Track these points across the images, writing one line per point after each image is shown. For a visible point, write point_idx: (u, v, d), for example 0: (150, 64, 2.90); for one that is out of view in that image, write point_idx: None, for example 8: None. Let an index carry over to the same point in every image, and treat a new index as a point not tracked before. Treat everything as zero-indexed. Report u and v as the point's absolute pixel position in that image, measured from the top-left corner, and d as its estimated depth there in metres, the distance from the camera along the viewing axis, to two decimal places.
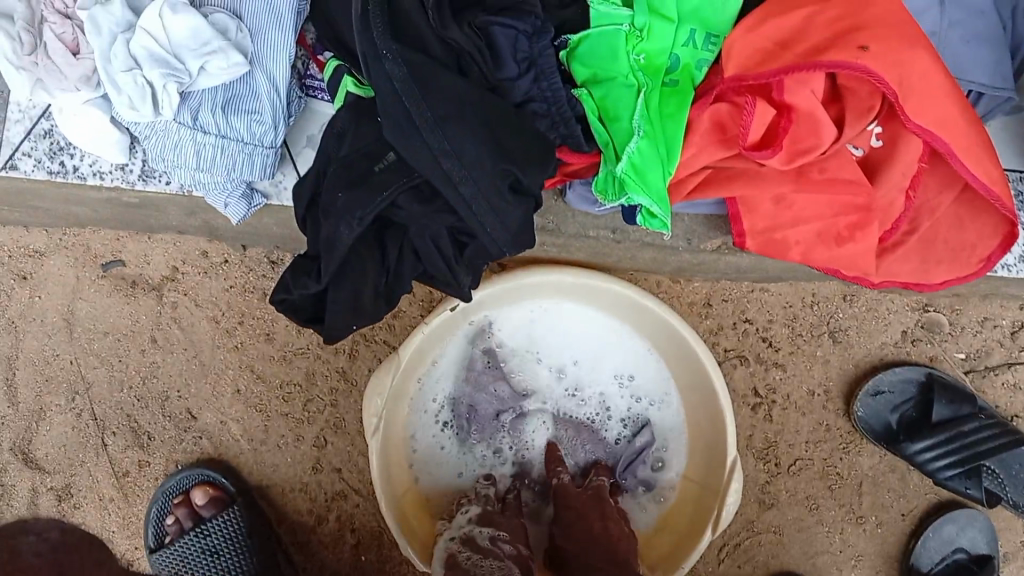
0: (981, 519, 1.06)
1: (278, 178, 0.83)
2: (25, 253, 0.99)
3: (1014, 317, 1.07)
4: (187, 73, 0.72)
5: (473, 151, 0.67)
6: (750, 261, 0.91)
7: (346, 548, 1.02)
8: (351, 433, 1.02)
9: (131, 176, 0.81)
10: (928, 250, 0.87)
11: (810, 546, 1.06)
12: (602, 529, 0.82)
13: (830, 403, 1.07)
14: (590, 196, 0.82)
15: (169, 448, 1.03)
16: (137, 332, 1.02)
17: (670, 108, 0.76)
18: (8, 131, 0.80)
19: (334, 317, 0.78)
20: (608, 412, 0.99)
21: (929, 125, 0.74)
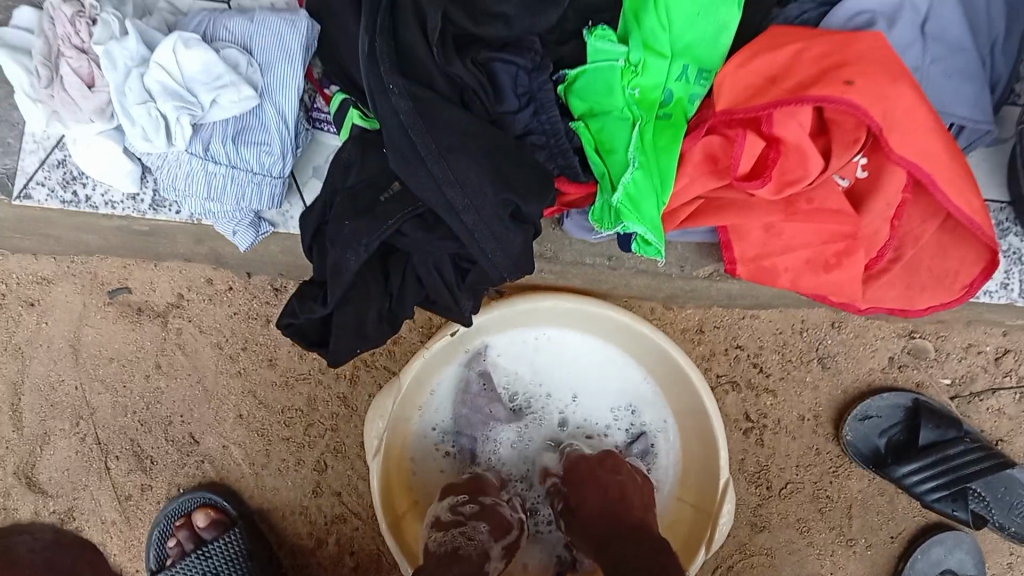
0: (969, 541, 1.08)
1: (285, 208, 0.85)
2: (34, 280, 1.02)
3: (998, 344, 1.10)
4: (199, 105, 0.75)
5: (475, 180, 0.69)
6: (740, 287, 0.94)
7: (345, 571, 1.04)
8: (351, 458, 1.03)
9: (142, 205, 0.83)
10: (912, 276, 0.90)
11: (802, 567, 1.08)
12: (580, 492, 0.87)
13: (820, 427, 1.09)
14: (587, 225, 0.85)
15: (170, 472, 1.04)
16: (141, 358, 1.03)
17: (665, 140, 0.80)
18: (23, 161, 0.83)
19: (338, 342, 0.81)
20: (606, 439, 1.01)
21: (913, 157, 0.77)
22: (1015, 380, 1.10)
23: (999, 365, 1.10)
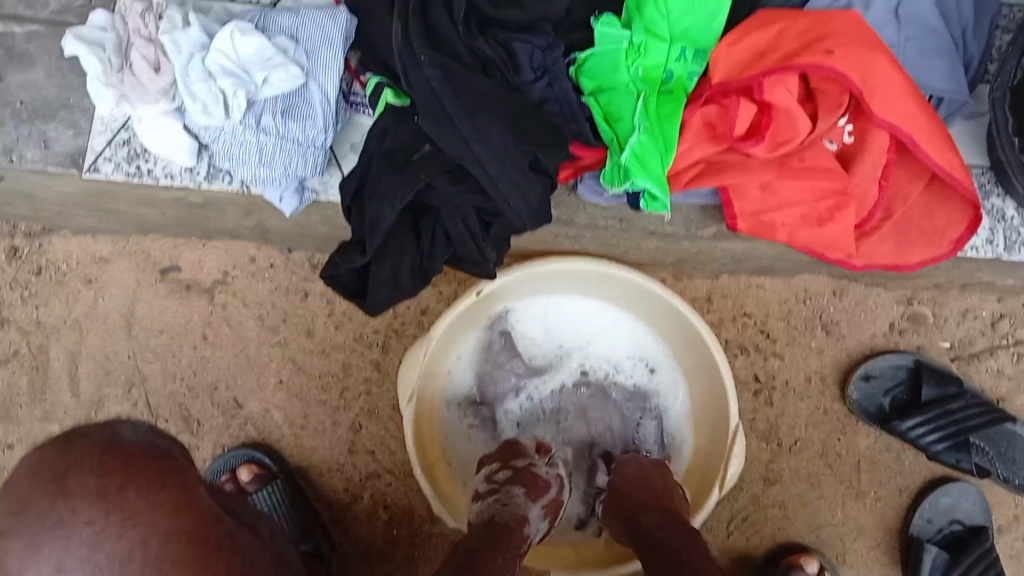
0: (974, 491, 1.15)
1: (325, 177, 0.93)
2: (92, 259, 1.11)
3: (993, 308, 1.16)
4: (253, 83, 0.84)
5: (500, 137, 0.78)
6: (743, 248, 1.02)
7: (379, 524, 1.11)
8: (383, 419, 1.12)
9: (198, 177, 0.92)
10: (903, 231, 0.96)
11: (815, 519, 1.15)
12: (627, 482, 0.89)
13: (826, 389, 1.16)
14: (599, 189, 0.92)
15: (217, 434, 1.12)
16: (189, 330, 1.12)
17: (667, 110, 0.87)
18: (92, 141, 0.92)
19: (376, 291, 0.90)
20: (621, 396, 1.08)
21: (893, 119, 0.85)
22: (1011, 341, 1.16)
23: (995, 328, 1.16)
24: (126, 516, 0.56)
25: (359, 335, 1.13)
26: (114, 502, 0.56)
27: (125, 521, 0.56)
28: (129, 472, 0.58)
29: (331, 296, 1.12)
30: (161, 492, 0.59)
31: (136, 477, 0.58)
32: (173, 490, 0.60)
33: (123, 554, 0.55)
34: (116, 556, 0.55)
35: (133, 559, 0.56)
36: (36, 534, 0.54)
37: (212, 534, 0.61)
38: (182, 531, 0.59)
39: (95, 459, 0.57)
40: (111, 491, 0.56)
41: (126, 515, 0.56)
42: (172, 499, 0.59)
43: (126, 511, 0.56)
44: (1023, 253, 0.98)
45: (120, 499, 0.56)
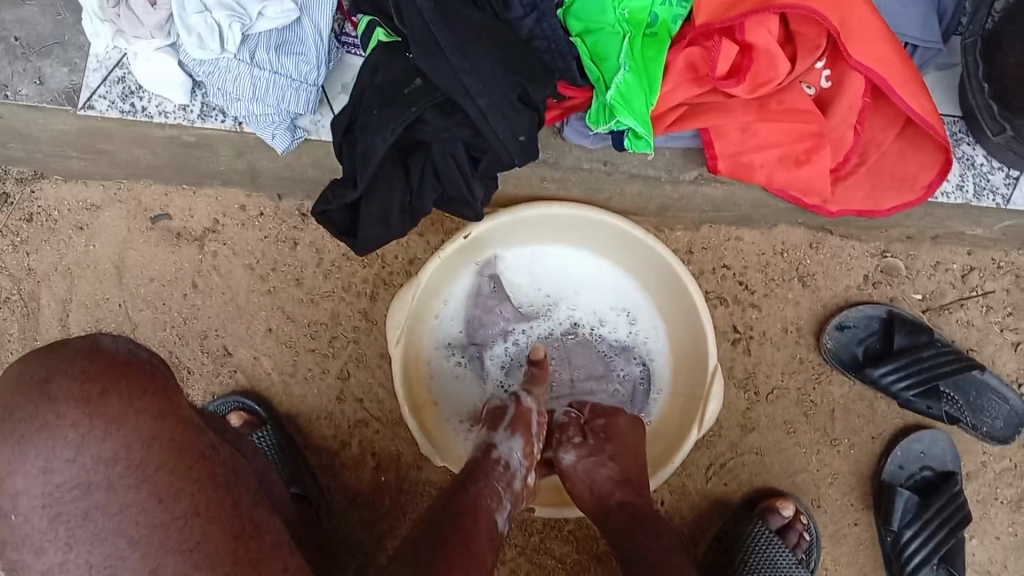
0: (944, 438, 1.18)
1: (317, 117, 0.96)
2: (84, 206, 1.12)
3: (964, 261, 1.20)
4: (248, 16, 0.86)
5: (489, 68, 0.81)
6: (724, 192, 1.05)
7: (367, 469, 1.13)
8: (372, 366, 1.13)
9: (192, 115, 0.94)
10: (876, 178, 1.00)
11: (790, 464, 1.18)
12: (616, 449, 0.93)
13: (802, 339, 1.19)
14: (585, 132, 0.96)
15: (206, 380, 1.13)
16: (179, 278, 1.13)
17: (652, 52, 0.90)
18: (87, 77, 0.93)
19: (366, 228, 0.92)
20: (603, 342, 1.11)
21: (867, 62, 0.89)
22: (981, 293, 1.20)
23: (965, 281, 1.20)
24: (109, 421, 0.57)
25: (348, 284, 1.14)
26: (98, 405, 0.57)
27: (109, 425, 0.57)
28: (109, 377, 0.59)
29: (320, 244, 1.14)
30: (145, 398, 0.59)
31: (115, 382, 0.59)
32: (155, 398, 0.60)
33: (107, 457, 0.56)
34: (100, 458, 0.56)
35: (117, 462, 0.56)
36: (22, 439, 0.55)
37: (194, 444, 0.61)
38: (167, 439, 0.59)
39: (77, 365, 0.58)
40: (93, 394, 0.57)
41: (109, 419, 0.57)
42: (155, 406, 0.60)
43: (111, 415, 0.57)
44: (990, 199, 1.02)
45: (103, 402, 0.57)
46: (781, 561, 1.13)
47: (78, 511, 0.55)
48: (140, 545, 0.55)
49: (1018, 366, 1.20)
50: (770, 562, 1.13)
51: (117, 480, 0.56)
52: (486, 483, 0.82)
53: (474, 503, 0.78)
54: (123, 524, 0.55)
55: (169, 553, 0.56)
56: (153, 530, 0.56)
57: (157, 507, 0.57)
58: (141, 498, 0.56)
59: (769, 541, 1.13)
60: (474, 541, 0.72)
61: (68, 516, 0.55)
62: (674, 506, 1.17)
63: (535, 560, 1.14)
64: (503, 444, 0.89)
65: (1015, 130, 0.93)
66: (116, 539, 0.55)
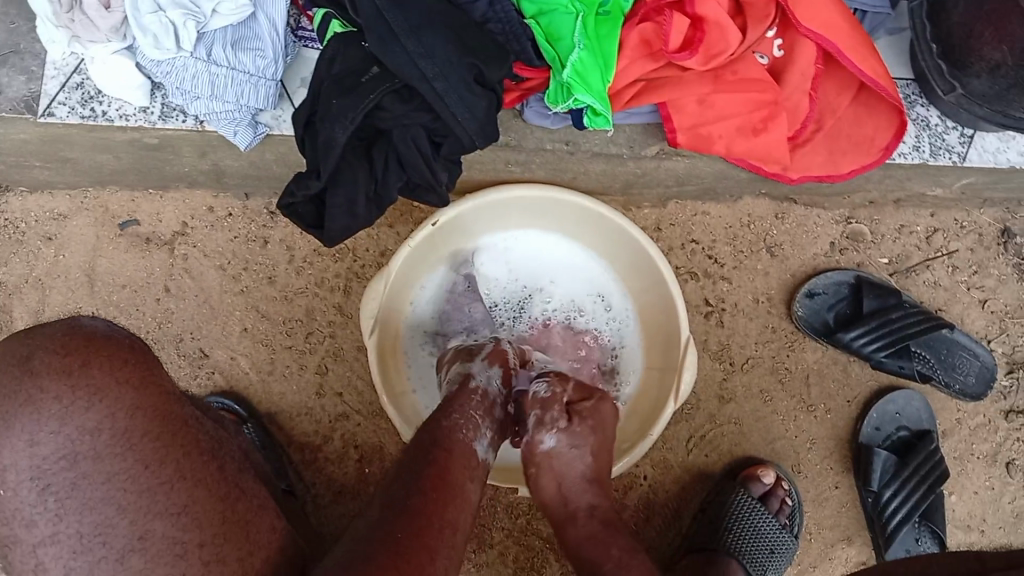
0: (918, 398, 1.20)
1: (278, 112, 0.96)
2: (51, 216, 1.12)
3: (927, 223, 1.22)
4: (202, 14, 0.87)
5: (443, 51, 0.82)
6: (686, 166, 1.07)
7: (350, 463, 1.13)
8: (350, 360, 1.14)
9: (152, 117, 0.94)
10: (834, 143, 1.01)
11: (769, 433, 1.20)
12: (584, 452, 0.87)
13: (773, 308, 1.21)
14: (545, 112, 0.97)
15: (184, 384, 1.13)
16: (151, 283, 1.13)
17: (605, 30, 0.91)
18: (45, 85, 0.93)
19: (332, 220, 0.92)
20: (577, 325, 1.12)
21: (816, 28, 0.91)
22: (946, 254, 1.22)
23: (930, 242, 1.22)
24: (92, 391, 0.62)
25: (321, 280, 1.14)
26: (80, 376, 0.62)
27: (92, 396, 0.62)
28: (90, 351, 0.64)
29: (290, 240, 1.14)
30: (126, 368, 0.64)
31: (95, 355, 0.63)
32: (136, 368, 0.65)
33: (92, 426, 0.62)
34: (86, 429, 0.61)
35: (102, 431, 0.62)
36: (9, 414, 0.61)
37: (178, 412, 0.66)
38: (150, 407, 0.64)
39: (56, 341, 0.64)
40: (75, 366, 0.62)
41: (91, 390, 0.62)
42: (136, 374, 0.64)
43: (93, 386, 0.62)
44: (947, 157, 1.04)
45: (84, 374, 0.62)
46: (765, 527, 1.14)
47: (67, 481, 0.61)
48: (128, 511, 0.60)
49: (986, 323, 1.22)
50: (754, 529, 1.14)
51: (103, 449, 0.61)
52: (462, 413, 0.81)
53: (449, 437, 0.77)
54: (111, 492, 0.61)
55: (156, 517, 0.60)
56: (140, 496, 0.61)
57: (144, 473, 0.61)
58: (127, 465, 0.61)
59: (753, 509, 1.14)
60: (451, 474, 0.72)
61: (58, 486, 0.60)
62: (658, 480, 1.18)
63: (523, 542, 1.15)
64: (482, 372, 0.90)
65: (965, 89, 0.95)
66: (104, 507, 0.60)
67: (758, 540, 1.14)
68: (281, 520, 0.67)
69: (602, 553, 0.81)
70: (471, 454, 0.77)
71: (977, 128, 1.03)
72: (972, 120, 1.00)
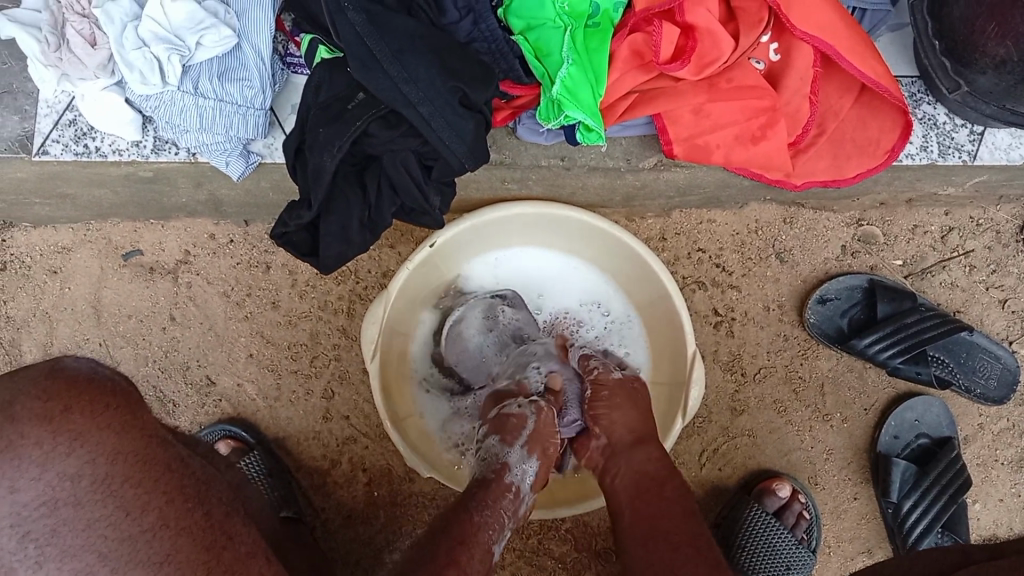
0: (938, 404, 1.17)
1: (270, 140, 0.96)
2: (56, 250, 1.13)
3: (942, 222, 1.18)
4: (187, 47, 0.86)
5: (427, 76, 0.81)
6: (686, 175, 1.05)
7: (359, 487, 1.13)
8: (355, 383, 1.14)
9: (145, 150, 0.94)
10: (837, 147, 0.98)
11: (784, 444, 1.17)
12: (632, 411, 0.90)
13: (785, 315, 1.18)
14: (537, 128, 0.96)
15: (193, 412, 1.14)
16: (156, 312, 1.14)
17: (595, 43, 0.88)
18: (38, 124, 0.94)
19: (326, 247, 0.91)
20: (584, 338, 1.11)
21: (812, 31, 0.88)
22: (962, 253, 1.18)
23: (945, 242, 1.18)
24: (74, 437, 0.51)
25: (324, 302, 1.14)
26: (60, 423, 0.51)
27: (73, 442, 0.51)
28: (74, 394, 0.53)
29: (291, 265, 1.14)
30: (107, 415, 0.53)
31: (78, 398, 0.53)
32: (119, 414, 0.54)
33: (73, 472, 0.51)
34: (65, 474, 0.51)
35: (83, 477, 0.51)
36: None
37: (160, 455, 0.55)
38: (131, 455, 0.53)
39: (38, 386, 0.52)
40: (55, 413, 0.52)
41: (73, 435, 0.51)
42: (120, 419, 0.54)
43: (73, 432, 0.52)
44: (956, 157, 1.01)
45: (66, 420, 0.52)
46: (780, 542, 1.12)
47: (46, 528, 0.49)
48: (111, 559, 0.50)
49: (1007, 324, 1.19)
50: (769, 546, 1.12)
51: (84, 497, 0.51)
52: (491, 510, 0.78)
53: (473, 534, 0.73)
54: (92, 539, 0.50)
55: (138, 566, 0.50)
56: (122, 543, 0.51)
57: (126, 521, 0.51)
58: (108, 512, 0.51)
59: (767, 524, 1.12)
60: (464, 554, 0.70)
61: (37, 534, 0.49)
62: None
63: (534, 562, 1.14)
64: (519, 465, 0.84)
65: (971, 86, 0.91)
66: (82, 554, 0.49)
67: (773, 557, 1.12)
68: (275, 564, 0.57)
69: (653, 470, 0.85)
70: (487, 556, 0.73)
71: (986, 126, 1.00)
72: (981, 119, 0.97)
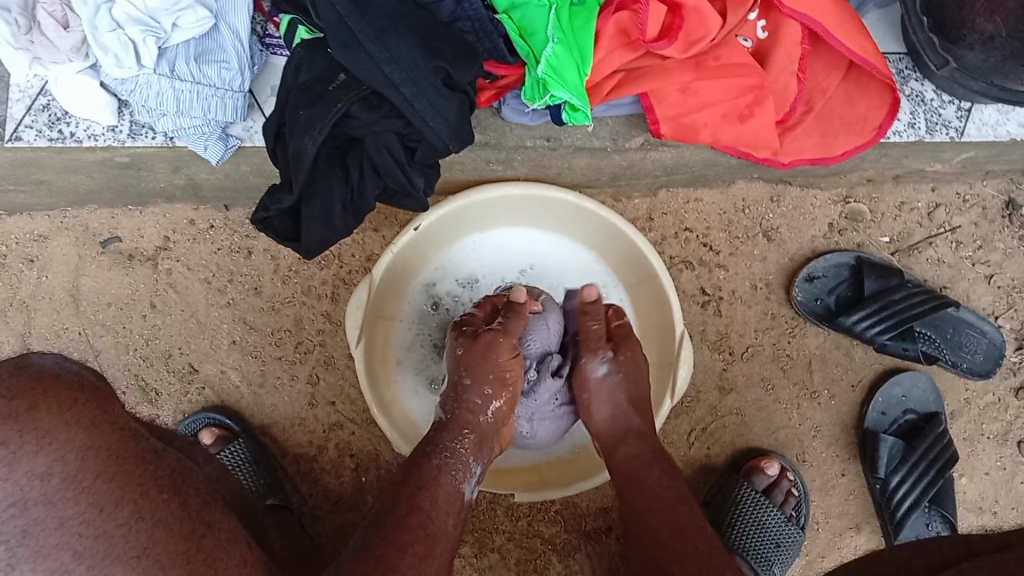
0: (924, 380, 1.17)
1: (249, 124, 0.94)
2: (32, 238, 1.11)
3: (929, 199, 1.18)
4: (162, 29, 0.84)
5: (409, 55, 0.79)
6: (673, 154, 1.04)
7: (347, 472, 1.12)
8: (341, 368, 1.13)
9: (121, 135, 0.92)
10: (825, 124, 0.97)
11: (772, 423, 1.17)
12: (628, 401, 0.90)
13: (772, 294, 1.17)
14: (522, 109, 0.94)
15: (176, 400, 1.12)
16: (137, 300, 1.12)
17: (580, 22, 0.87)
18: (10, 109, 0.91)
19: (309, 232, 0.89)
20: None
21: (803, 9, 0.87)
22: (948, 229, 1.18)
23: (932, 218, 1.18)
24: (41, 435, 0.48)
25: (308, 287, 1.12)
26: (28, 421, 0.48)
27: (40, 439, 0.48)
28: (38, 392, 0.49)
29: (274, 250, 1.12)
30: (76, 410, 0.50)
31: (45, 394, 0.49)
32: (87, 410, 0.51)
33: (42, 471, 0.47)
34: (35, 473, 0.47)
35: (53, 475, 0.48)
36: None
37: (134, 448, 0.52)
38: (101, 446, 0.50)
39: (3, 383, 0.49)
40: (21, 411, 0.48)
41: (39, 434, 0.48)
42: (89, 415, 0.51)
43: (41, 429, 0.48)
44: (943, 133, 1.00)
45: (34, 419, 0.48)
46: (770, 521, 1.12)
47: (18, 529, 0.46)
48: (86, 556, 0.47)
49: (993, 299, 1.19)
50: (758, 524, 1.13)
51: (55, 494, 0.47)
52: (452, 452, 0.80)
53: (436, 478, 0.75)
54: (66, 537, 0.47)
55: (115, 561, 0.48)
56: (98, 540, 0.48)
57: (99, 517, 0.48)
58: (82, 509, 0.48)
59: (757, 503, 1.12)
60: (422, 520, 0.69)
61: (7, 535, 0.45)
62: None
63: (524, 544, 1.14)
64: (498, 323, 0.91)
65: (958, 62, 0.91)
66: (57, 553, 0.46)
67: (763, 535, 1.12)
68: (257, 550, 0.58)
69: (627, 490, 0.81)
70: (456, 496, 0.76)
71: (973, 101, 0.99)
72: (969, 94, 0.96)
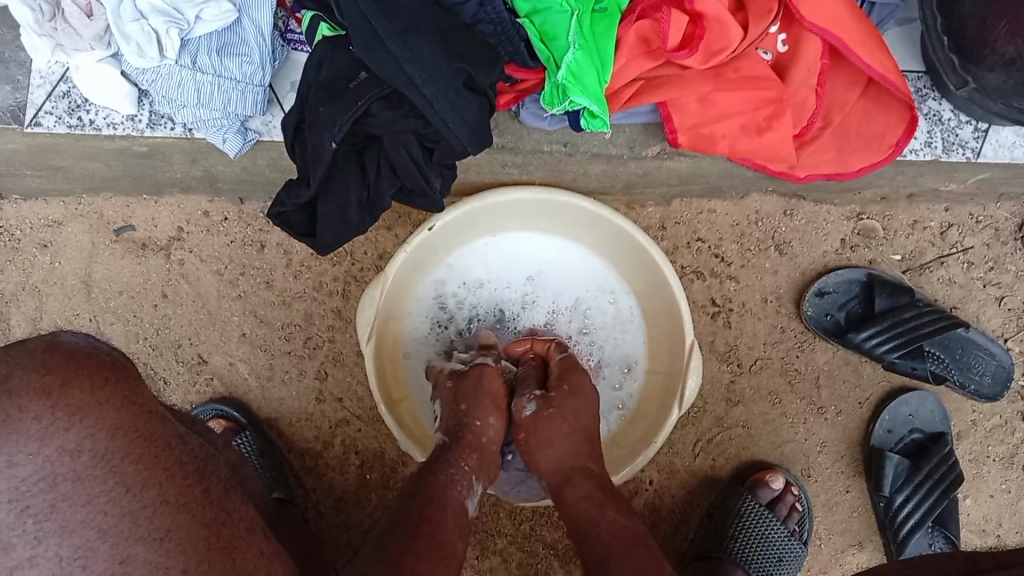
0: (932, 399, 1.17)
1: (269, 118, 0.95)
2: (47, 224, 1.11)
3: (942, 218, 1.18)
4: (185, 20, 0.84)
5: (432, 56, 0.79)
6: (690, 164, 1.04)
7: (351, 469, 1.12)
8: (348, 365, 1.13)
9: (140, 125, 0.92)
10: (843, 141, 0.97)
11: (777, 436, 1.17)
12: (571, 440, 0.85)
13: (782, 307, 1.17)
14: (541, 113, 0.95)
15: (184, 390, 1.13)
16: (148, 289, 1.12)
17: (601, 28, 0.86)
18: (31, 94, 0.92)
19: (325, 227, 0.89)
20: (594, 326, 1.10)
21: (823, 24, 0.87)
22: (961, 249, 1.18)
23: (945, 237, 1.18)
24: (73, 412, 0.49)
25: (319, 283, 1.13)
26: (60, 398, 0.49)
27: (72, 416, 0.49)
28: (70, 368, 0.50)
29: (286, 245, 1.12)
30: (107, 390, 0.51)
31: (76, 372, 0.50)
32: (117, 388, 0.52)
33: (72, 448, 0.48)
34: (65, 449, 0.48)
35: (83, 452, 0.48)
36: None
37: (159, 432, 0.53)
38: (130, 427, 0.51)
39: (35, 358, 0.50)
40: (53, 386, 0.49)
41: (73, 410, 0.49)
42: (119, 396, 0.52)
43: (73, 407, 0.49)
44: (960, 153, 1.00)
45: (65, 395, 0.49)
46: (773, 534, 1.13)
47: (45, 504, 0.46)
48: (111, 535, 0.47)
49: (1003, 321, 1.19)
50: (760, 536, 1.13)
51: (84, 472, 0.48)
52: (457, 469, 0.79)
53: (443, 493, 0.74)
54: (92, 514, 0.47)
55: (138, 542, 0.47)
56: (121, 519, 0.48)
57: (126, 497, 0.49)
58: (108, 488, 0.48)
59: (761, 516, 1.13)
60: (433, 522, 0.69)
61: (35, 509, 0.46)
62: (663, 485, 1.16)
63: (526, 548, 1.14)
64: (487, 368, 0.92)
65: (978, 83, 0.90)
66: (82, 530, 0.47)
67: (766, 548, 1.13)
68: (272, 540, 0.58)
69: (594, 513, 0.77)
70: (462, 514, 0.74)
71: (992, 122, 0.99)
72: (988, 115, 0.96)
